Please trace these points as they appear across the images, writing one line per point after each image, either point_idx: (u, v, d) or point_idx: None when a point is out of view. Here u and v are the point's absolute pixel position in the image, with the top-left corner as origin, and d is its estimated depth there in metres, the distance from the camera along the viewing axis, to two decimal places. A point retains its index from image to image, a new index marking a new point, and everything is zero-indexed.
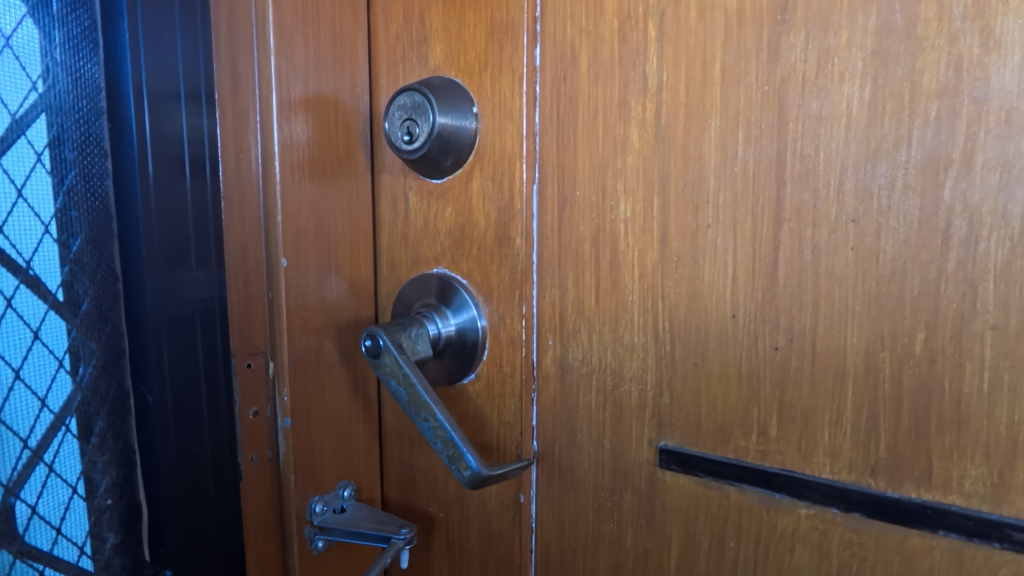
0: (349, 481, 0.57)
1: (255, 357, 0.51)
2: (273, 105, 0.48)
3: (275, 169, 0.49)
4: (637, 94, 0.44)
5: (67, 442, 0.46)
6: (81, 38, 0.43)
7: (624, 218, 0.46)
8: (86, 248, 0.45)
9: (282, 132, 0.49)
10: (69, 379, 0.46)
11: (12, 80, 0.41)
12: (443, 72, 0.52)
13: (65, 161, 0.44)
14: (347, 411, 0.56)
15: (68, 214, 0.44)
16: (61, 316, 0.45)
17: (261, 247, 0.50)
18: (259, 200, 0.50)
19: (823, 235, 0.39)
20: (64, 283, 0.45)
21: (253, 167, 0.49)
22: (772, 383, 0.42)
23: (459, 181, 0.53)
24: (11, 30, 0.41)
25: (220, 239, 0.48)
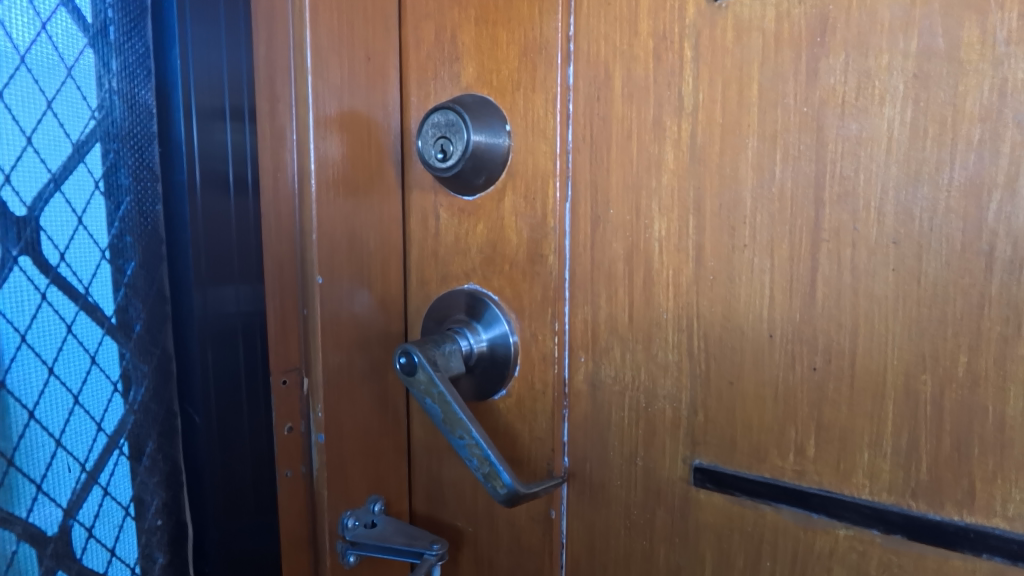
0: (379, 495, 0.57)
1: (290, 374, 0.51)
2: (310, 123, 0.49)
3: (311, 187, 0.49)
4: (671, 114, 0.45)
5: (120, 464, 0.47)
6: (136, 65, 0.45)
7: (658, 237, 0.46)
8: (139, 272, 0.46)
9: (318, 151, 0.50)
10: (123, 402, 0.47)
11: (73, 110, 0.43)
12: (475, 90, 0.53)
13: (121, 188, 0.45)
14: (377, 426, 0.57)
15: (123, 239, 0.46)
16: (116, 340, 0.46)
17: (297, 265, 0.51)
18: (294, 218, 0.50)
19: (862, 257, 0.39)
20: (119, 308, 0.46)
21: (291, 186, 0.50)
22: (809, 404, 0.42)
23: (491, 198, 0.53)
24: (74, 61, 0.43)
25: (260, 257, 0.49)
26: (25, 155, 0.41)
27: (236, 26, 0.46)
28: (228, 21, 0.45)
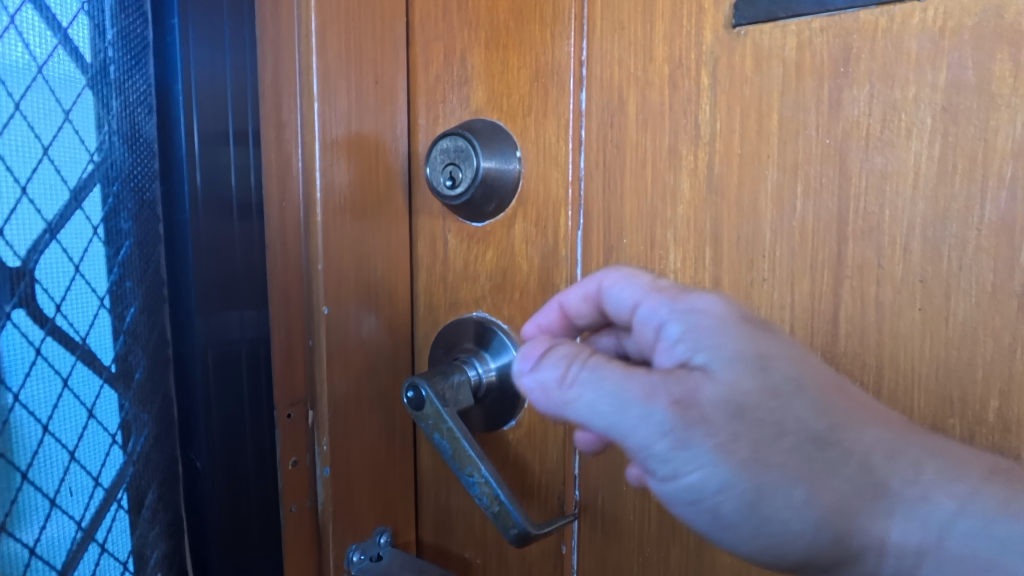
0: (387, 526, 0.56)
1: (296, 407, 0.50)
2: (318, 149, 0.48)
3: (318, 216, 0.49)
4: (688, 143, 0.43)
5: (119, 519, 0.47)
6: (136, 103, 0.45)
7: (674, 268, 0.45)
8: (140, 318, 0.46)
9: (324, 177, 0.49)
10: (122, 453, 0.47)
11: (71, 154, 0.43)
12: (485, 114, 0.51)
13: (120, 232, 0.45)
14: (385, 456, 0.55)
15: (123, 286, 0.46)
16: (115, 389, 0.46)
17: (303, 295, 0.50)
18: (300, 247, 0.49)
19: (888, 294, 0.38)
20: (118, 357, 0.46)
21: (297, 213, 0.49)
22: None
23: (502, 225, 0.52)
24: (71, 105, 0.43)
25: (266, 287, 0.47)
26: (20, 207, 0.41)
27: (242, 50, 0.45)
28: (233, 44, 0.44)
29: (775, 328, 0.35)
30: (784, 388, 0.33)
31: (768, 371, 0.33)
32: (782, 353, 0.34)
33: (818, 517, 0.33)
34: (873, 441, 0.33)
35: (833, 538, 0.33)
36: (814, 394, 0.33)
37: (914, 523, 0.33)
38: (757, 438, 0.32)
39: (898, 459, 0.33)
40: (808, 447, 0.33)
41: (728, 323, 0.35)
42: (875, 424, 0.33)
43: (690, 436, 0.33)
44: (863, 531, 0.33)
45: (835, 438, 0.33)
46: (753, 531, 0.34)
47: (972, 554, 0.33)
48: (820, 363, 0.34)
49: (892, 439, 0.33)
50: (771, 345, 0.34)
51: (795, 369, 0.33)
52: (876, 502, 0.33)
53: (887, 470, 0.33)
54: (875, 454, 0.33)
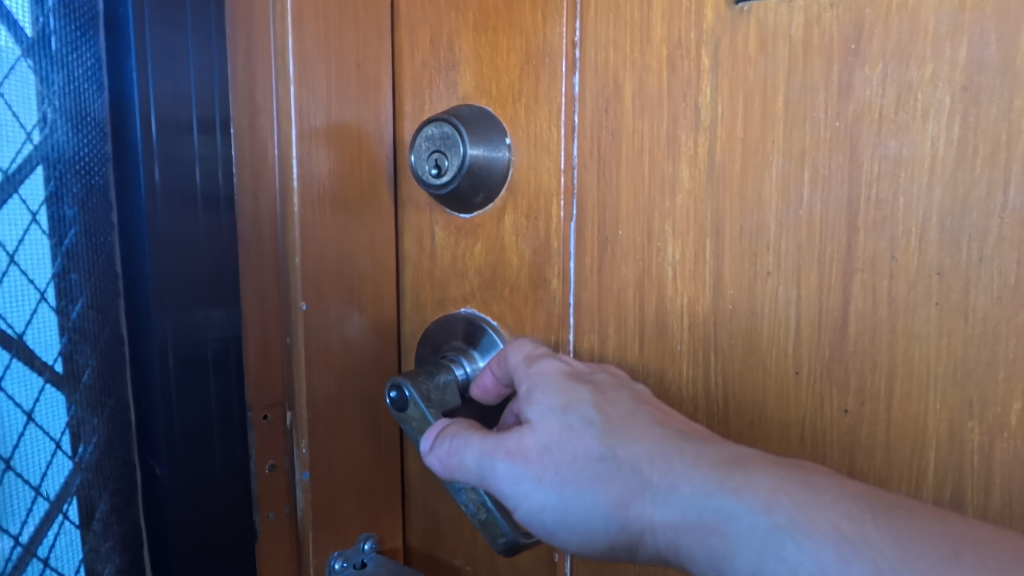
0: (372, 532, 0.53)
1: (273, 409, 0.48)
2: (295, 138, 0.46)
3: (296, 208, 0.46)
4: (687, 129, 0.41)
5: (65, 532, 0.45)
6: (83, 79, 0.42)
7: (672, 262, 0.42)
8: (88, 314, 0.44)
9: (303, 167, 0.46)
10: (68, 460, 0.44)
11: (5, 134, 0.40)
12: (474, 101, 0.49)
13: (64, 219, 0.42)
14: (370, 459, 0.52)
15: (67, 278, 0.43)
16: (60, 390, 0.43)
17: (280, 291, 0.47)
18: (277, 241, 0.47)
19: (901, 290, 0.35)
20: (64, 355, 0.43)
21: (273, 205, 0.46)
22: (840, 448, 0.38)
23: (491, 217, 0.49)
24: (4, 78, 0.40)
25: (236, 284, 0.45)
26: None
27: (207, 30, 0.42)
28: (197, 26, 0.42)
29: (590, 376, 0.41)
30: (580, 424, 0.38)
31: (571, 412, 0.39)
32: (580, 397, 0.39)
33: (609, 516, 0.36)
34: (644, 450, 0.36)
35: (624, 531, 0.36)
36: (601, 424, 0.38)
37: (665, 504, 0.34)
38: (560, 466, 0.37)
39: (661, 459, 0.35)
40: (602, 466, 0.36)
41: (545, 376, 0.41)
42: (650, 435, 0.36)
43: (515, 474, 0.38)
44: (640, 516, 0.35)
45: (619, 456, 0.36)
46: (571, 537, 0.37)
47: (699, 521, 0.34)
48: (618, 397, 0.39)
49: (657, 445, 0.36)
50: (570, 390, 0.39)
51: (589, 408, 0.38)
52: (643, 495, 0.35)
53: (655, 470, 0.35)
54: (641, 456, 0.36)
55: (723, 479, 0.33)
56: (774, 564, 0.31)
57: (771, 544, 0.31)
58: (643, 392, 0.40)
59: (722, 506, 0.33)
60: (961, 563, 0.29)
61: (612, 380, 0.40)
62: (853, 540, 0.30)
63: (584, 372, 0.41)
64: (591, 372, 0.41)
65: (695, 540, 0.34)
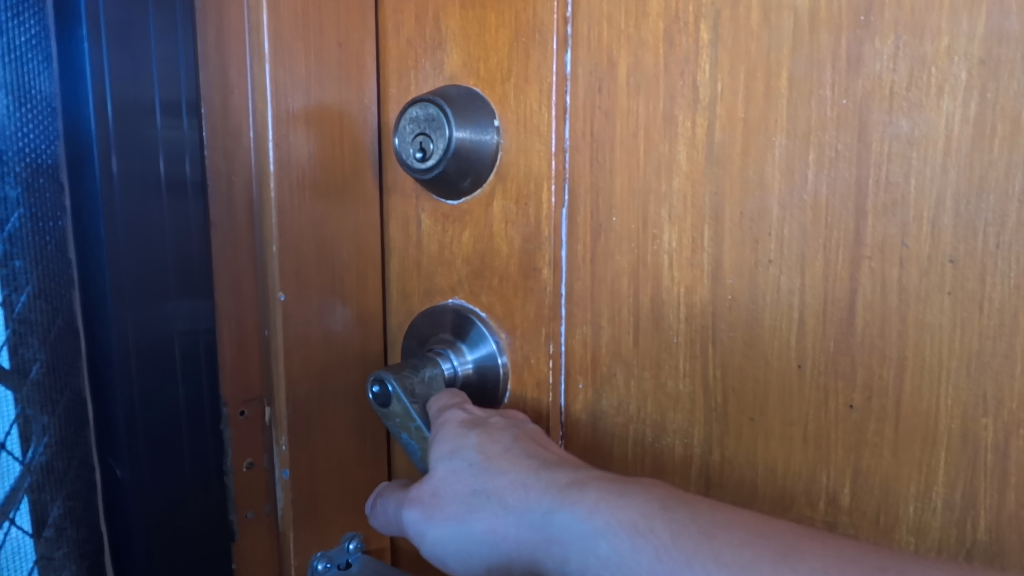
0: (359, 531, 0.51)
1: (250, 405, 0.46)
2: (270, 120, 0.43)
3: (272, 193, 0.44)
4: (685, 108, 0.38)
5: (15, 536, 0.43)
6: (28, 48, 0.40)
7: (669, 249, 0.40)
8: (36, 303, 0.42)
9: (280, 150, 0.44)
10: (16, 461, 0.42)
11: None
12: (461, 81, 0.46)
13: (10, 201, 0.40)
14: (355, 456, 0.50)
15: (12, 264, 0.41)
16: (5, 385, 0.41)
17: (257, 281, 0.45)
18: (253, 228, 0.44)
19: (912, 278, 0.33)
20: (11, 347, 0.41)
21: (249, 189, 0.44)
22: (844, 446, 0.36)
23: (480, 203, 0.47)
24: None
25: (206, 274, 0.43)
26: None
27: (169, 5, 0.40)
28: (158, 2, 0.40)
29: (481, 417, 0.42)
30: (462, 466, 0.40)
31: (457, 456, 0.40)
32: (465, 439, 0.40)
33: (484, 544, 0.38)
34: (511, 480, 0.38)
35: (498, 556, 0.38)
36: (480, 463, 0.39)
37: (520, 525, 0.36)
38: (444, 504, 0.40)
39: (522, 488, 0.37)
40: (477, 500, 0.38)
41: (441, 422, 0.42)
42: (519, 467, 0.38)
43: (411, 515, 0.41)
44: (506, 540, 0.37)
45: (491, 492, 0.38)
46: (459, 566, 0.39)
47: (546, 537, 0.35)
48: (500, 436, 0.40)
49: (521, 475, 0.38)
50: (459, 433, 0.41)
51: (472, 450, 0.40)
52: (505, 520, 0.37)
53: (516, 497, 0.37)
54: (508, 486, 0.38)
55: (562, 496, 0.35)
56: (595, 562, 0.33)
57: (591, 544, 0.33)
58: (529, 429, 0.41)
59: (562, 521, 0.35)
60: (714, 540, 0.31)
61: (501, 421, 0.42)
62: (644, 532, 0.32)
63: (478, 414, 0.42)
64: (485, 412, 0.42)
65: (547, 556, 0.36)
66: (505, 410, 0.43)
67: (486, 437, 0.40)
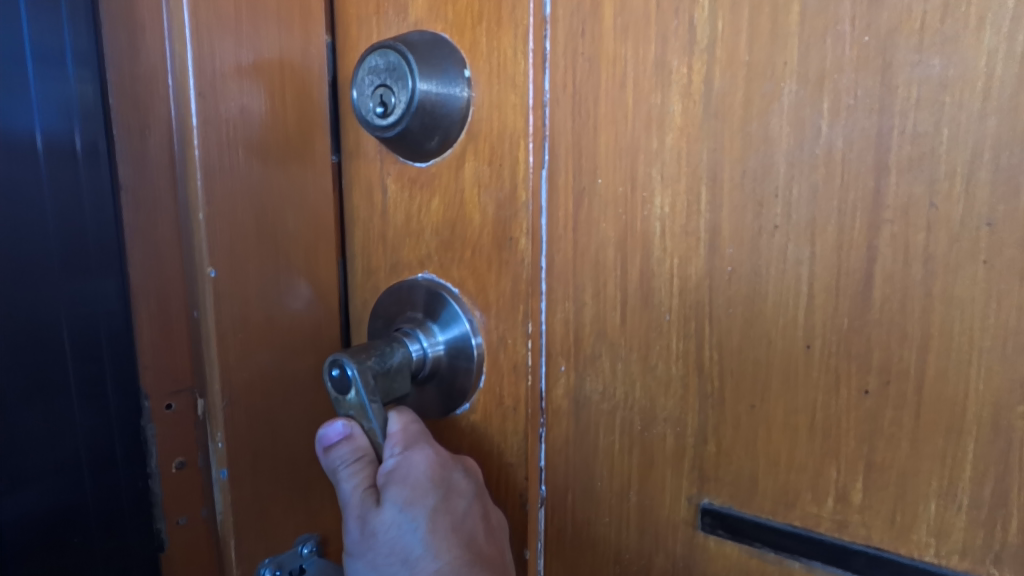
0: (314, 532, 0.47)
1: (179, 396, 0.42)
2: (191, 68, 0.38)
3: (196, 153, 0.38)
4: (679, 52, 0.33)
5: None
6: None
7: (660, 216, 0.35)
8: None
9: (206, 105, 0.38)
10: None
11: None
12: (427, 26, 0.41)
13: None
14: (305, 453, 0.46)
15: None
16: None
17: (184, 254, 0.41)
18: (175, 193, 0.40)
19: (939, 245, 0.29)
20: None
21: (168, 147, 0.40)
22: (856, 437, 0.32)
23: (449, 166, 0.42)
24: None
25: (111, 245, 0.40)
26: None
27: None
28: None
29: (448, 474, 0.40)
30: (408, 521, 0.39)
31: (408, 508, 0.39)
32: (424, 494, 0.39)
33: None
34: (440, 565, 0.39)
35: None
36: (423, 533, 0.39)
37: None
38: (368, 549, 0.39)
39: None
40: (402, 560, 0.39)
41: (407, 464, 0.39)
42: (455, 555, 0.39)
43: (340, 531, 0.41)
44: None
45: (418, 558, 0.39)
46: None
47: None
48: (455, 506, 0.40)
49: (451, 566, 0.39)
50: (419, 489, 0.39)
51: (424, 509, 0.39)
52: None
53: None
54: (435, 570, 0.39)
55: None
56: None
57: None
58: (483, 499, 0.41)
59: None
60: None
61: (465, 485, 0.40)
62: None
63: (447, 462, 0.40)
64: (453, 468, 0.40)
65: None
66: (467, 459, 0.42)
67: (444, 501, 0.39)
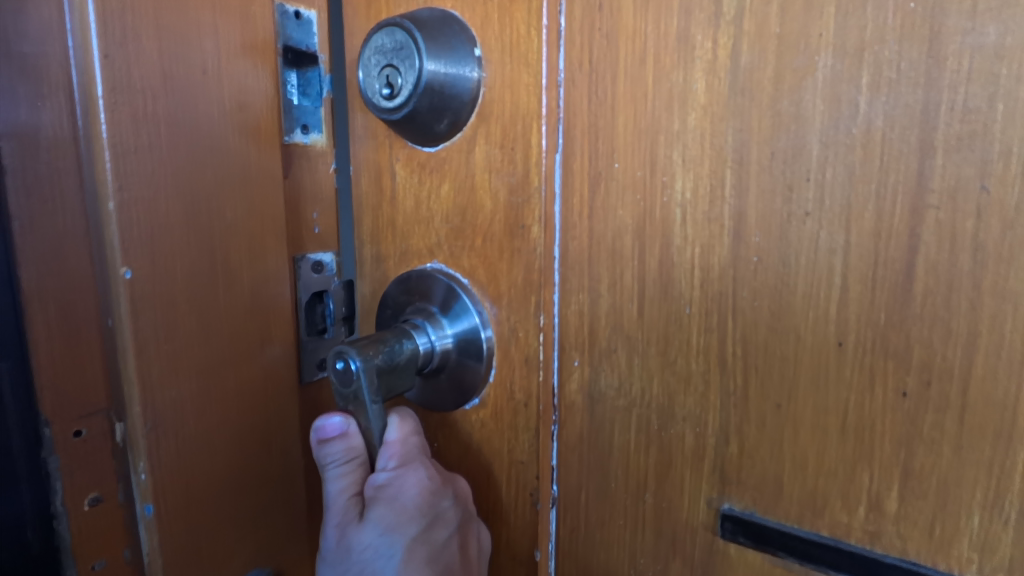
0: (266, 566, 0.45)
1: (90, 420, 0.36)
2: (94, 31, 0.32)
3: (101, 130, 0.33)
4: (704, 24, 0.31)
5: None
6: None
7: (681, 201, 0.33)
8: None
9: (117, 75, 0.33)
10: None
11: None
12: (436, 4, 0.39)
13: None
14: (253, 477, 0.43)
15: None
16: None
17: (94, 248, 0.35)
18: (81, 178, 0.34)
19: (992, 233, 0.26)
20: None
21: (73, 124, 0.33)
22: (893, 442, 0.30)
23: (459, 150, 0.40)
24: None
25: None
26: None
27: None
28: None
29: (436, 502, 0.40)
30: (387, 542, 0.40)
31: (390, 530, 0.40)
32: (409, 518, 0.40)
33: None
34: None
35: None
36: (397, 561, 0.40)
37: None
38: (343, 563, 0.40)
39: None
40: None
41: (397, 485, 0.39)
42: None
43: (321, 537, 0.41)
44: None
45: None
46: None
47: None
48: (437, 535, 0.40)
49: None
50: (404, 515, 0.40)
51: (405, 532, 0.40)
52: None
53: None
54: None
55: None
56: None
57: None
58: (468, 529, 0.41)
59: None
60: None
61: (452, 514, 0.40)
62: None
63: (439, 487, 0.40)
64: (443, 496, 0.40)
65: None
66: (460, 482, 0.42)
67: (428, 527, 0.40)
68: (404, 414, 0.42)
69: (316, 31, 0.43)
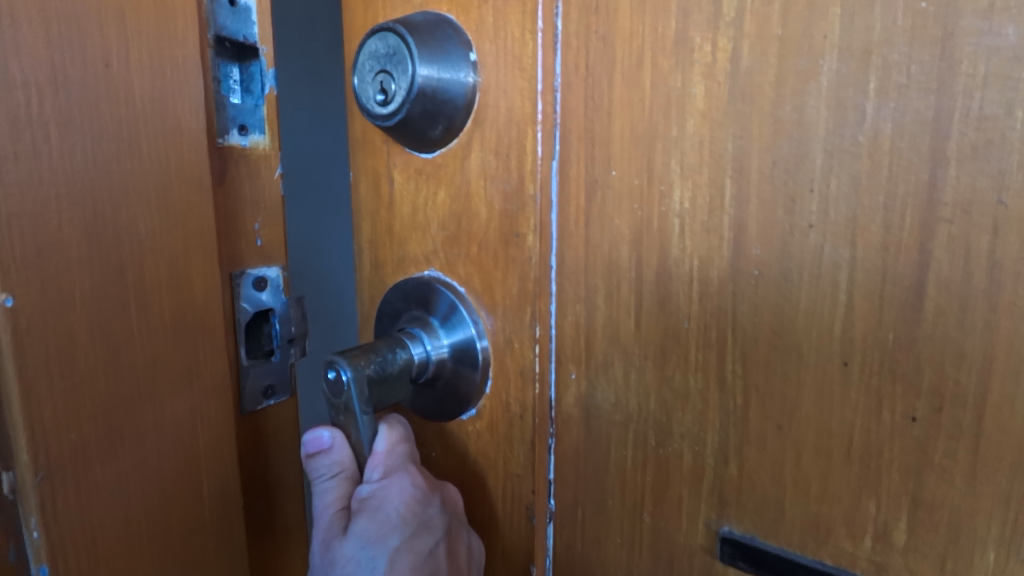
0: None
1: None
2: None
3: None
4: (702, 26, 0.30)
5: None
6: None
7: (679, 210, 0.32)
8: None
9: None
10: None
11: None
12: (431, 8, 0.38)
13: None
14: (183, 522, 0.36)
15: None
16: None
17: None
18: None
19: (1010, 250, 0.24)
20: None
21: None
22: (901, 469, 0.28)
23: (455, 156, 0.39)
24: None
25: None
26: None
27: None
28: None
29: (421, 513, 0.39)
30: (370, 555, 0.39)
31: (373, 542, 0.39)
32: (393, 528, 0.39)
33: None
34: None
35: None
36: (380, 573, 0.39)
37: None
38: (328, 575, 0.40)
39: None
40: None
41: (381, 496, 0.39)
42: None
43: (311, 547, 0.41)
44: None
45: None
46: None
47: None
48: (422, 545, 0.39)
49: None
50: (386, 527, 0.39)
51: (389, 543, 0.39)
52: None
53: None
54: None
55: None
56: None
57: None
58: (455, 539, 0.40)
59: None
60: None
61: (438, 524, 0.39)
62: None
63: (425, 497, 0.40)
64: (429, 506, 0.39)
65: None
66: (449, 492, 0.41)
67: (414, 536, 0.39)
68: (395, 423, 0.41)
69: (255, 20, 0.39)
